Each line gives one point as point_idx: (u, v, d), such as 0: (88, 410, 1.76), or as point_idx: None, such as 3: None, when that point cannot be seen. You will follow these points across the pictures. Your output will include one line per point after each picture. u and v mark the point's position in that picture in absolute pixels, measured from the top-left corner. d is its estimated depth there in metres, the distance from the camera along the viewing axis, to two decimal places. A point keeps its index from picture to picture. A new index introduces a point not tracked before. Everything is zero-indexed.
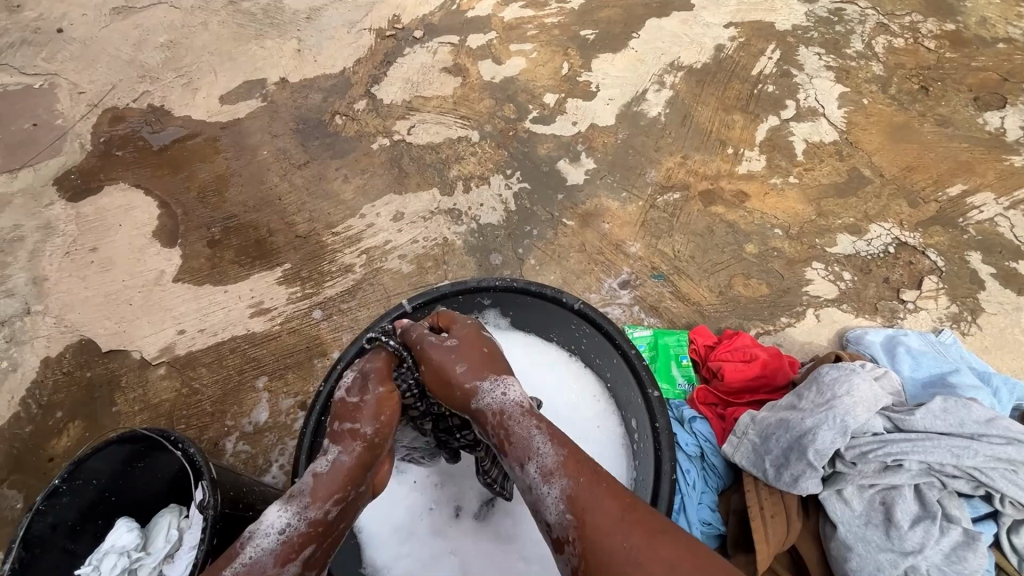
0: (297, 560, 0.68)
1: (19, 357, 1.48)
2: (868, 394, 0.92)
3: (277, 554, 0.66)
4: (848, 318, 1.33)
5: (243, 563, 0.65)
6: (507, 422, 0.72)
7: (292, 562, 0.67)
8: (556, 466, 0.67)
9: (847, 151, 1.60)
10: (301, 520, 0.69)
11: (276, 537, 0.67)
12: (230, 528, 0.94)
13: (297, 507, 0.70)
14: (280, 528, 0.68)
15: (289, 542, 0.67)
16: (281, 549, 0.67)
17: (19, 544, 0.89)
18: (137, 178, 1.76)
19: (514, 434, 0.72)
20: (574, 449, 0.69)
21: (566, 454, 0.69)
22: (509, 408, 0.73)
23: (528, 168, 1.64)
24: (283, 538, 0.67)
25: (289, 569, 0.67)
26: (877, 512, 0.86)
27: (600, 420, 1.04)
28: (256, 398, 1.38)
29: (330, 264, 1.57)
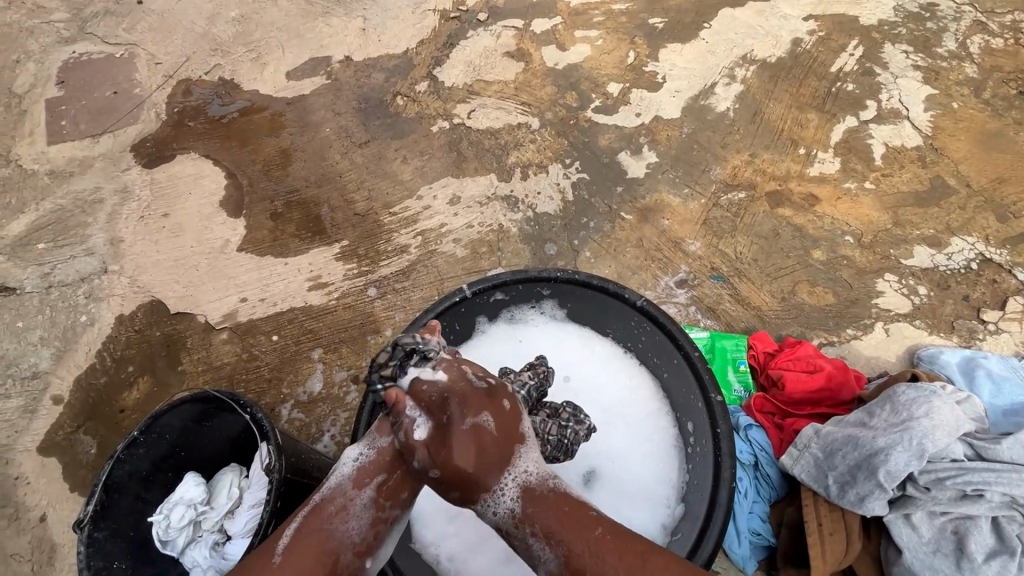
0: (371, 484, 0.73)
1: (96, 312, 1.58)
2: (949, 418, 0.87)
3: (353, 478, 0.73)
4: (920, 335, 1.26)
5: (328, 487, 0.74)
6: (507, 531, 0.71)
7: (366, 483, 0.73)
8: (559, 572, 0.66)
9: (931, 158, 1.50)
10: (373, 452, 0.75)
11: (351, 466, 0.75)
12: (292, 493, 0.98)
13: (369, 438, 0.77)
14: (356, 457, 0.75)
15: (363, 467, 0.74)
16: (357, 474, 0.74)
17: (102, 488, 0.94)
18: (206, 149, 1.83)
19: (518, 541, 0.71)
20: (574, 546, 0.67)
21: (565, 555, 0.67)
22: (506, 524, 0.71)
23: (588, 159, 1.61)
24: (356, 466, 0.74)
25: (365, 492, 0.73)
26: (948, 541, 0.82)
27: (653, 419, 1.01)
28: (312, 368, 1.43)
29: (386, 244, 1.60)
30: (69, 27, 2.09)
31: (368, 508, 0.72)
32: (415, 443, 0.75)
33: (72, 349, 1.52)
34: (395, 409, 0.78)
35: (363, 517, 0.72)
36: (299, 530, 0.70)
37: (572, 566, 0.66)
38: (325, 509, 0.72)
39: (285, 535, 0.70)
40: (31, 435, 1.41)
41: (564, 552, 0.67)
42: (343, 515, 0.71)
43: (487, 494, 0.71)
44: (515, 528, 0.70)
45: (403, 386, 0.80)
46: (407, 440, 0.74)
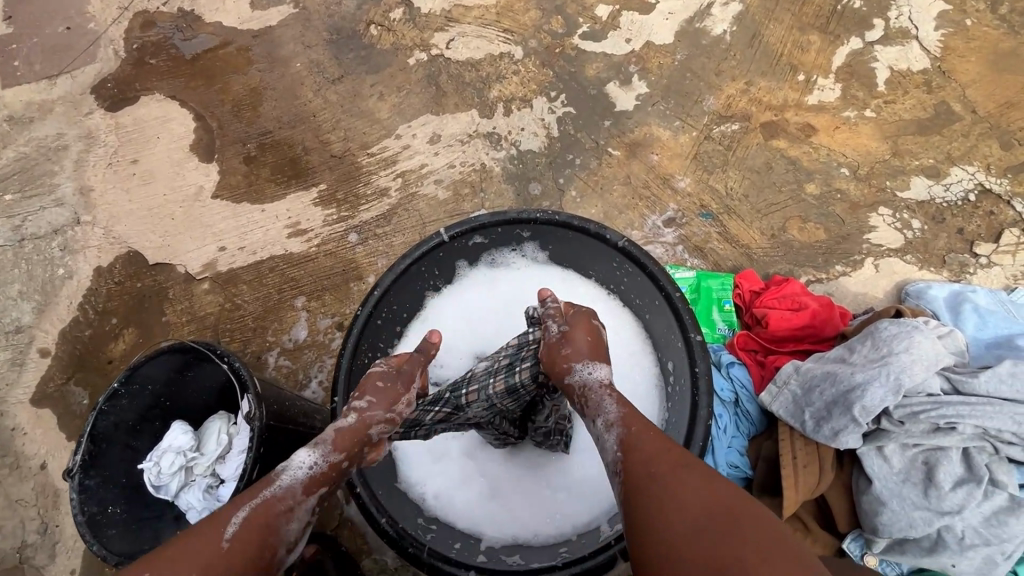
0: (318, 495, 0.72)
1: (74, 265, 1.54)
2: (928, 353, 0.86)
3: (308, 484, 0.71)
4: (911, 270, 1.23)
5: (279, 487, 0.69)
6: (588, 393, 0.73)
7: (314, 490, 0.72)
8: (620, 421, 0.69)
9: (938, 82, 1.41)
10: (324, 461, 0.74)
11: (301, 471, 0.72)
12: (278, 439, 0.99)
13: (323, 450, 0.74)
14: (311, 463, 0.72)
15: (316, 475, 0.72)
16: (306, 482, 0.71)
17: (88, 438, 0.95)
18: (171, 89, 1.73)
19: (590, 400, 0.72)
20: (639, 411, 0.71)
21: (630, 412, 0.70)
22: (592, 385, 0.74)
23: (574, 91, 1.52)
24: (306, 472, 0.72)
25: (312, 500, 0.71)
26: (917, 471, 0.84)
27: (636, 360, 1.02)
28: (296, 316, 1.41)
29: (365, 187, 1.54)
30: None
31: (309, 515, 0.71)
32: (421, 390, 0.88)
33: (53, 303, 1.50)
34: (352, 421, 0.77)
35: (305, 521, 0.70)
36: (248, 519, 0.65)
37: (630, 414, 0.70)
38: (275, 507, 0.68)
39: (232, 524, 0.65)
40: (23, 388, 1.42)
41: (628, 406, 0.71)
42: (290, 517, 0.68)
43: (581, 364, 0.76)
44: (599, 390, 0.73)
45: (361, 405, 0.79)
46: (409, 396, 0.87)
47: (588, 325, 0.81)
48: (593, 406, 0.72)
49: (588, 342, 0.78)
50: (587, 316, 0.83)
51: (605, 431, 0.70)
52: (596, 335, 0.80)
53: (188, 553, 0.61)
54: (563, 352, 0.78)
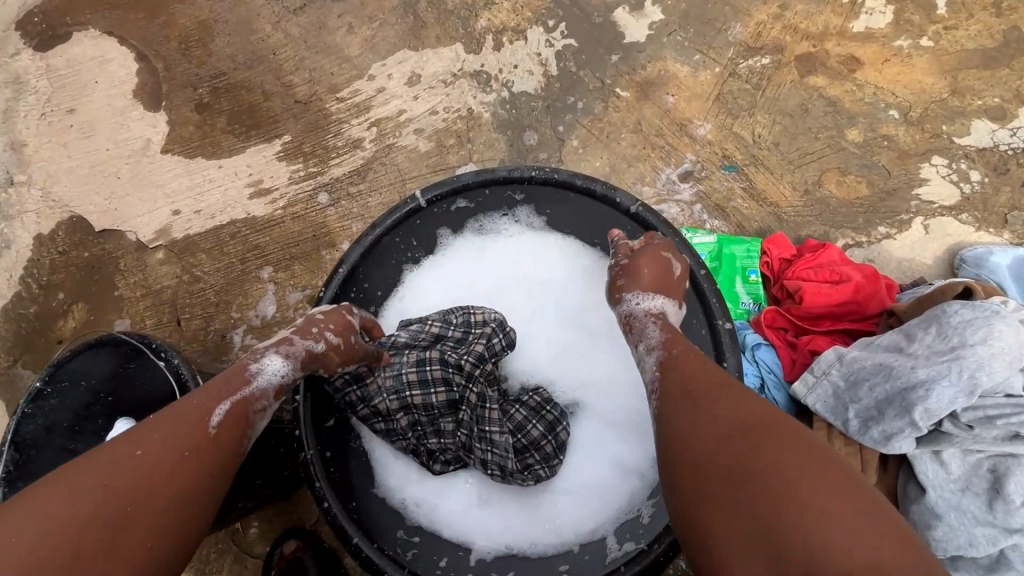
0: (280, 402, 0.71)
1: (11, 233, 1.37)
2: (1012, 344, 0.71)
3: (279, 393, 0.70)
4: (966, 232, 1.07)
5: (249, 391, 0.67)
6: (630, 319, 0.74)
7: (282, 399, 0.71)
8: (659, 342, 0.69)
9: (1010, 2, 1.18)
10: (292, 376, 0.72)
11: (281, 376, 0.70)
12: None
13: (293, 361, 0.72)
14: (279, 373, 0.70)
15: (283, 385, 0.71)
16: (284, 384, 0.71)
17: (12, 446, 0.86)
18: (107, 24, 1.48)
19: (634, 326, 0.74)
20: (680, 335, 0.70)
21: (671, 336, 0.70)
22: (637, 312, 0.74)
23: (576, 19, 1.29)
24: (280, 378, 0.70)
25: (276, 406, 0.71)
26: (981, 479, 0.71)
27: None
28: (262, 290, 1.26)
29: (335, 138, 1.34)
30: None
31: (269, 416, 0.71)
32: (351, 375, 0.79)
33: None
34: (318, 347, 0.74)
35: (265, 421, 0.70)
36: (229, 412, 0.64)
37: (674, 338, 0.69)
38: (252, 405, 0.67)
39: (217, 414, 0.63)
40: None
41: (672, 333, 0.69)
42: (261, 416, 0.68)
43: (636, 292, 0.76)
44: (644, 317, 0.73)
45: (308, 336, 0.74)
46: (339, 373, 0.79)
47: (654, 254, 0.77)
48: (637, 330, 0.73)
49: (654, 271, 0.76)
50: (665, 246, 0.79)
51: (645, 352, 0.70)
52: (663, 268, 0.77)
53: (169, 427, 0.60)
54: (620, 282, 0.78)
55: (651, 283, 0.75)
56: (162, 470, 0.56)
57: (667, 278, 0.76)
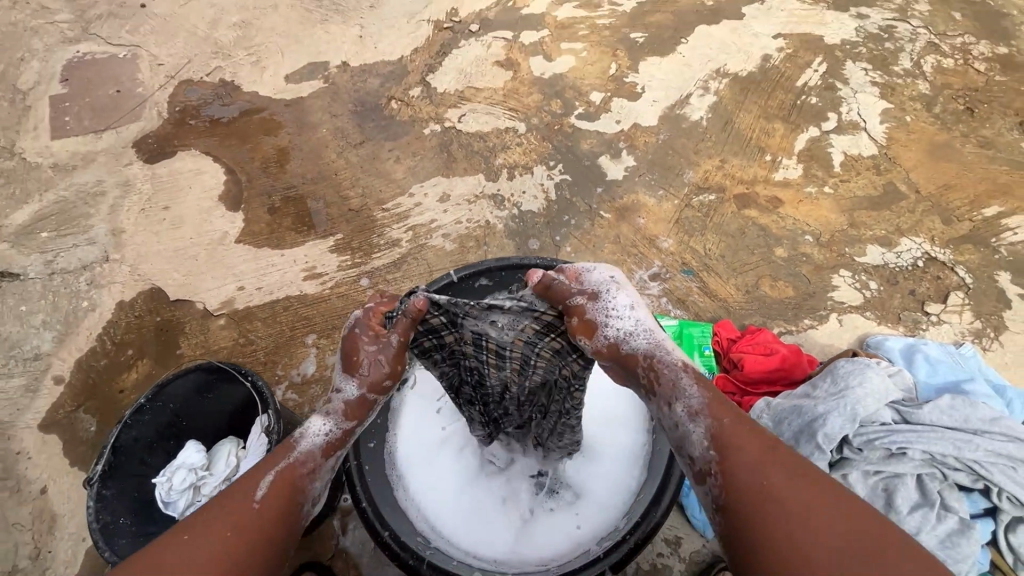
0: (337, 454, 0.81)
1: (97, 298, 1.63)
2: (880, 387, 0.98)
3: (325, 447, 0.80)
4: (870, 325, 1.37)
5: (299, 452, 0.78)
6: (659, 363, 0.76)
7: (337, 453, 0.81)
8: (702, 407, 0.73)
9: (885, 166, 1.63)
10: (338, 428, 0.81)
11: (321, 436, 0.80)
12: None
13: (335, 419, 0.81)
14: (322, 431, 0.80)
15: (331, 442, 0.80)
16: (331, 442, 0.80)
17: (110, 449, 1.00)
18: (207, 146, 1.91)
19: (663, 376, 0.76)
20: (716, 396, 0.74)
21: (709, 397, 0.74)
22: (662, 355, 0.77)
23: (570, 161, 1.72)
24: (325, 436, 0.80)
25: (323, 423, 0.81)
26: (879, 497, 0.92)
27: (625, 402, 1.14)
28: (305, 352, 1.51)
29: (378, 238, 1.69)
30: (73, 27, 2.19)
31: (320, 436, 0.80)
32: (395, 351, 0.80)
33: (74, 332, 1.57)
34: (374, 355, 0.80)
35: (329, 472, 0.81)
36: (276, 480, 0.74)
37: (715, 405, 0.73)
38: (298, 471, 0.77)
39: (261, 487, 0.72)
40: (32, 414, 1.46)
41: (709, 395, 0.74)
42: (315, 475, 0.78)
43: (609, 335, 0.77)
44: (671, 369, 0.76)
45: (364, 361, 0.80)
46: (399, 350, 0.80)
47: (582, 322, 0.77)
48: (670, 386, 0.75)
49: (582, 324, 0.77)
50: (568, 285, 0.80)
51: (688, 415, 0.73)
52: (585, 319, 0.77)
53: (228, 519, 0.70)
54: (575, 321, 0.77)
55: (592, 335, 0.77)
56: (228, 545, 0.67)
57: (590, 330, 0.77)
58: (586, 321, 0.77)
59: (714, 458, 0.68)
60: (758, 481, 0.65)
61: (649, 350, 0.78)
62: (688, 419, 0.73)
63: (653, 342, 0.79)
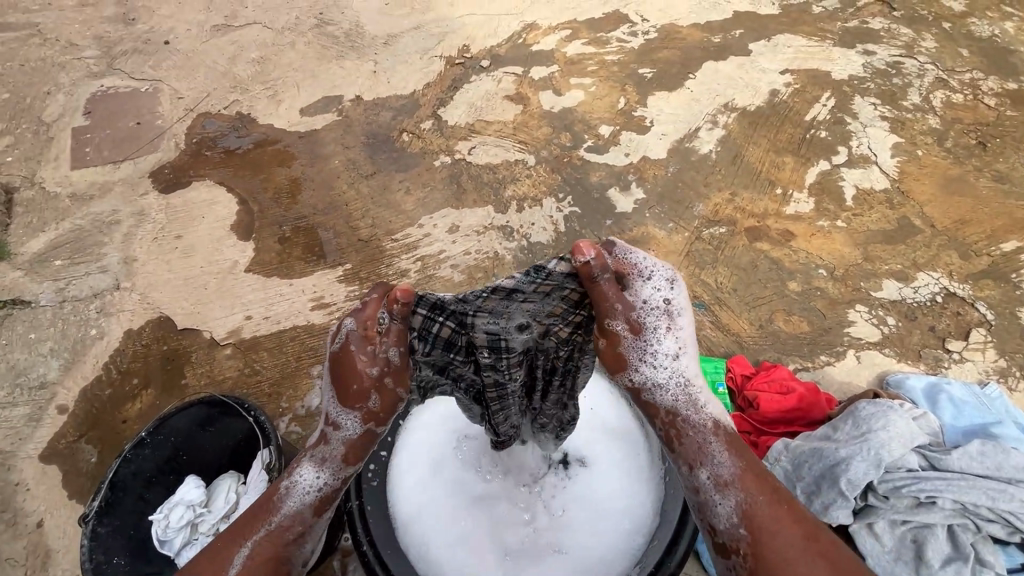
0: (328, 509, 0.85)
1: (106, 326, 1.63)
2: (905, 431, 0.94)
3: (314, 505, 0.83)
4: (889, 362, 1.33)
5: (286, 514, 0.81)
6: (684, 423, 0.82)
7: (325, 511, 0.84)
8: (731, 480, 0.77)
9: (898, 200, 1.61)
10: (330, 479, 0.85)
11: (311, 492, 0.83)
12: None
13: (328, 470, 0.85)
14: (313, 483, 0.84)
15: (320, 495, 0.84)
16: (316, 502, 0.83)
17: (107, 485, 0.98)
18: (221, 177, 1.94)
19: (689, 437, 0.82)
20: (749, 468, 0.78)
21: (740, 469, 0.78)
22: (687, 412, 0.83)
23: (579, 193, 1.73)
24: (316, 492, 0.84)
25: (309, 476, 0.84)
26: (907, 549, 0.88)
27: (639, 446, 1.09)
28: (310, 384, 1.50)
29: (387, 268, 1.69)
30: (99, 63, 2.27)
31: (310, 489, 0.84)
32: (390, 372, 0.81)
33: (81, 360, 1.57)
34: (368, 368, 0.81)
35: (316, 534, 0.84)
36: (254, 552, 0.77)
37: (748, 479, 0.77)
38: (282, 536, 0.80)
39: (236, 562, 0.76)
40: (34, 443, 1.44)
41: (741, 465, 0.78)
42: (300, 538, 0.81)
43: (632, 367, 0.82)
44: (699, 429, 0.82)
45: (357, 390, 0.82)
46: (397, 371, 0.82)
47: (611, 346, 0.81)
48: (698, 452, 0.80)
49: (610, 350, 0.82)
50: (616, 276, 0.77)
51: (716, 485, 0.78)
52: (613, 348, 0.81)
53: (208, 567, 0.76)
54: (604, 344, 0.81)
55: (615, 358, 0.82)
56: None
57: (618, 356, 0.82)
58: (619, 354, 0.82)
59: (743, 539, 0.72)
60: (787, 568, 0.69)
61: (675, 407, 0.84)
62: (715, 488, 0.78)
63: (686, 399, 0.84)
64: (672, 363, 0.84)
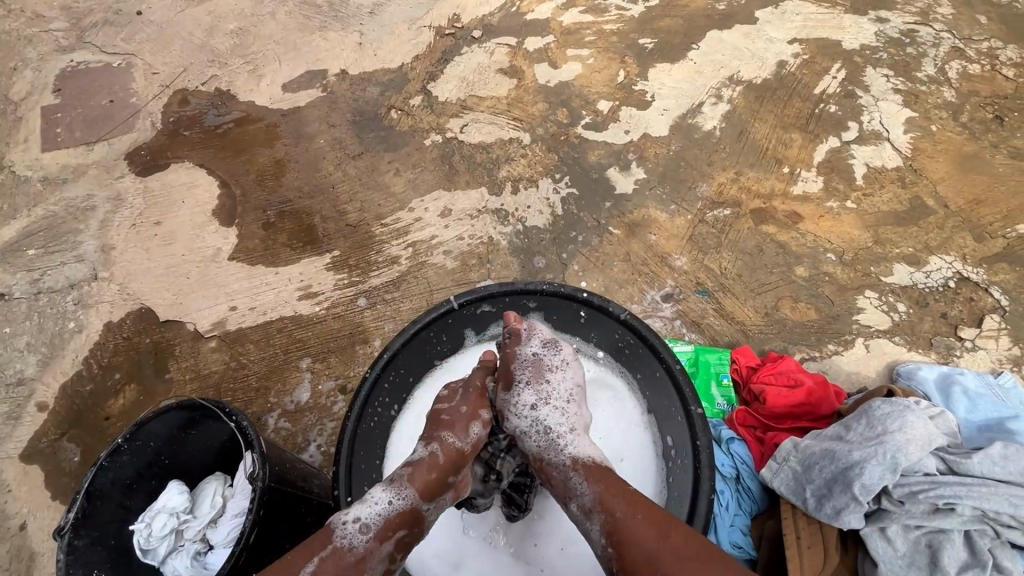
0: (392, 538, 0.79)
1: (85, 319, 1.56)
2: (922, 432, 0.91)
3: (380, 527, 0.78)
4: (899, 351, 1.30)
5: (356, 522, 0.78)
6: (547, 467, 0.86)
7: (389, 537, 0.78)
8: (593, 504, 0.79)
9: (911, 178, 1.54)
10: (399, 502, 0.81)
11: (379, 513, 0.79)
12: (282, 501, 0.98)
13: (398, 490, 0.81)
14: (383, 503, 0.80)
15: (387, 517, 0.79)
16: (381, 526, 0.78)
17: (83, 495, 0.93)
18: (201, 158, 1.84)
19: (554, 477, 0.85)
20: (609, 485, 0.80)
21: (599, 492, 0.79)
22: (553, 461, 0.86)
23: (577, 174, 1.64)
24: (383, 516, 0.79)
25: (380, 498, 0.80)
26: (922, 555, 0.85)
27: (638, 453, 1.01)
28: (300, 377, 1.45)
29: (377, 255, 1.61)
30: (68, 36, 2.13)
31: (379, 515, 0.79)
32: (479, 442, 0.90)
33: (60, 356, 1.50)
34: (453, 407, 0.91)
35: (377, 570, 0.77)
36: (319, 571, 0.73)
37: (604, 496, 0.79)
38: (344, 558, 0.75)
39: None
40: (14, 442, 1.39)
41: (597, 488, 0.80)
42: (361, 567, 0.75)
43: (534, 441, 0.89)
44: (565, 470, 0.84)
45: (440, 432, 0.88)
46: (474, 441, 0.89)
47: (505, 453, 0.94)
48: (563, 487, 0.83)
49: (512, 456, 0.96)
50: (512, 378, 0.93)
51: (585, 512, 0.80)
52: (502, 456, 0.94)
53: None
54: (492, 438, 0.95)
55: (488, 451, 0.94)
56: None
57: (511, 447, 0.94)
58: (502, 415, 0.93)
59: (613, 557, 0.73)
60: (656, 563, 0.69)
61: (539, 452, 0.87)
62: (583, 515, 0.80)
63: (558, 439, 0.87)
64: (562, 413, 0.90)
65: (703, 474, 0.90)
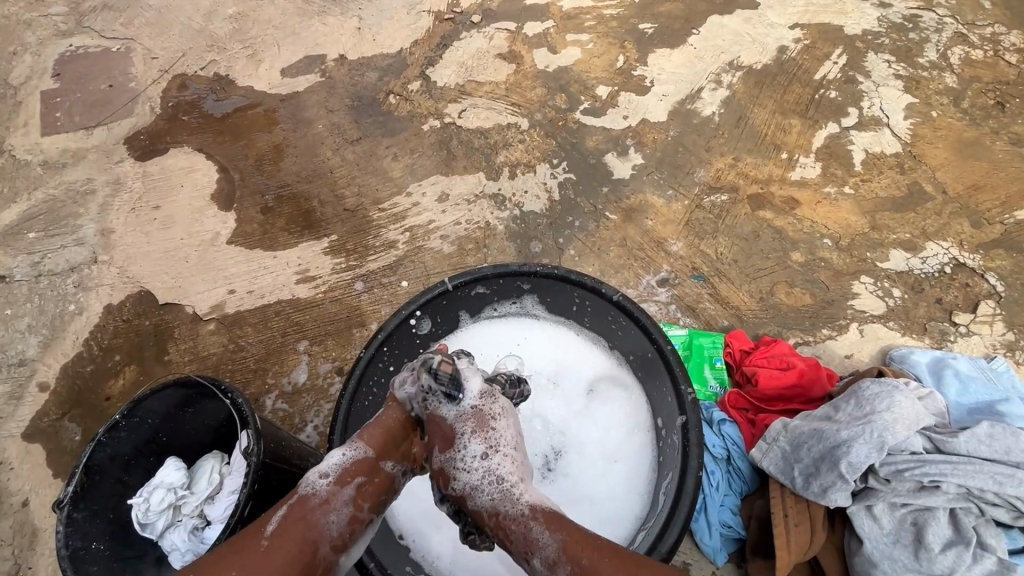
0: (351, 485, 0.76)
1: (85, 301, 1.58)
2: (910, 412, 0.93)
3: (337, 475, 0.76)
4: (893, 336, 1.30)
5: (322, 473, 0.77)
6: (504, 522, 0.72)
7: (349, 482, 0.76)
8: (558, 555, 0.69)
9: (910, 164, 1.53)
10: (356, 453, 0.78)
11: (337, 463, 0.78)
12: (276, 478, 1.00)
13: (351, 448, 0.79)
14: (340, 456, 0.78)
15: (347, 464, 0.77)
16: (339, 472, 0.77)
17: (82, 469, 0.95)
18: (199, 143, 1.85)
19: (512, 532, 0.72)
20: (574, 530, 0.71)
21: (564, 538, 0.70)
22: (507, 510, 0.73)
23: (575, 159, 1.64)
24: (341, 462, 0.77)
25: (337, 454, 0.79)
26: (907, 532, 0.89)
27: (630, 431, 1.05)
28: (297, 360, 1.46)
29: (374, 239, 1.62)
30: (67, 20, 2.13)
31: (336, 466, 0.77)
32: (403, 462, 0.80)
33: (60, 337, 1.52)
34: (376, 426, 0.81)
35: (342, 510, 0.74)
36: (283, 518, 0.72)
37: (574, 541, 0.69)
38: (309, 501, 0.74)
39: (271, 521, 0.73)
40: (16, 422, 1.41)
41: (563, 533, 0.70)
42: (325, 509, 0.74)
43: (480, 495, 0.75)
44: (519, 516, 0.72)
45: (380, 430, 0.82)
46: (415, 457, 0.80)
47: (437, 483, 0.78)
48: (523, 542, 0.71)
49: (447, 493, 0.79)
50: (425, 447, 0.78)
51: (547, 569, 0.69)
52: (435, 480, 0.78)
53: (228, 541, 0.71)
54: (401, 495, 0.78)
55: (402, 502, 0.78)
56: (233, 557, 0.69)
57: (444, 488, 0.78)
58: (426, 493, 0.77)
59: None
60: None
61: (494, 506, 0.74)
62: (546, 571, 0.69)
63: (510, 488, 0.75)
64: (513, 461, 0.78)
65: (691, 452, 0.88)
